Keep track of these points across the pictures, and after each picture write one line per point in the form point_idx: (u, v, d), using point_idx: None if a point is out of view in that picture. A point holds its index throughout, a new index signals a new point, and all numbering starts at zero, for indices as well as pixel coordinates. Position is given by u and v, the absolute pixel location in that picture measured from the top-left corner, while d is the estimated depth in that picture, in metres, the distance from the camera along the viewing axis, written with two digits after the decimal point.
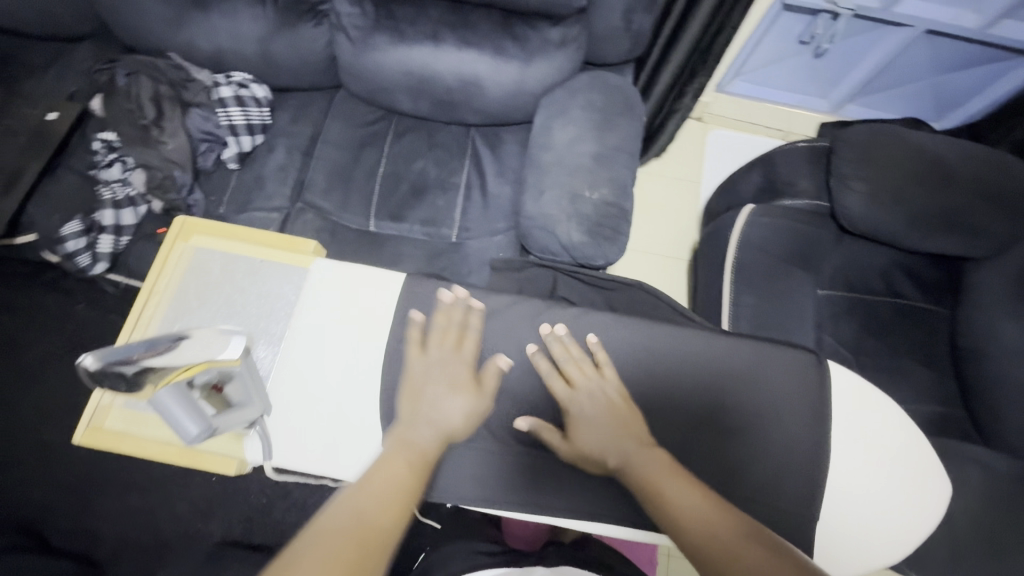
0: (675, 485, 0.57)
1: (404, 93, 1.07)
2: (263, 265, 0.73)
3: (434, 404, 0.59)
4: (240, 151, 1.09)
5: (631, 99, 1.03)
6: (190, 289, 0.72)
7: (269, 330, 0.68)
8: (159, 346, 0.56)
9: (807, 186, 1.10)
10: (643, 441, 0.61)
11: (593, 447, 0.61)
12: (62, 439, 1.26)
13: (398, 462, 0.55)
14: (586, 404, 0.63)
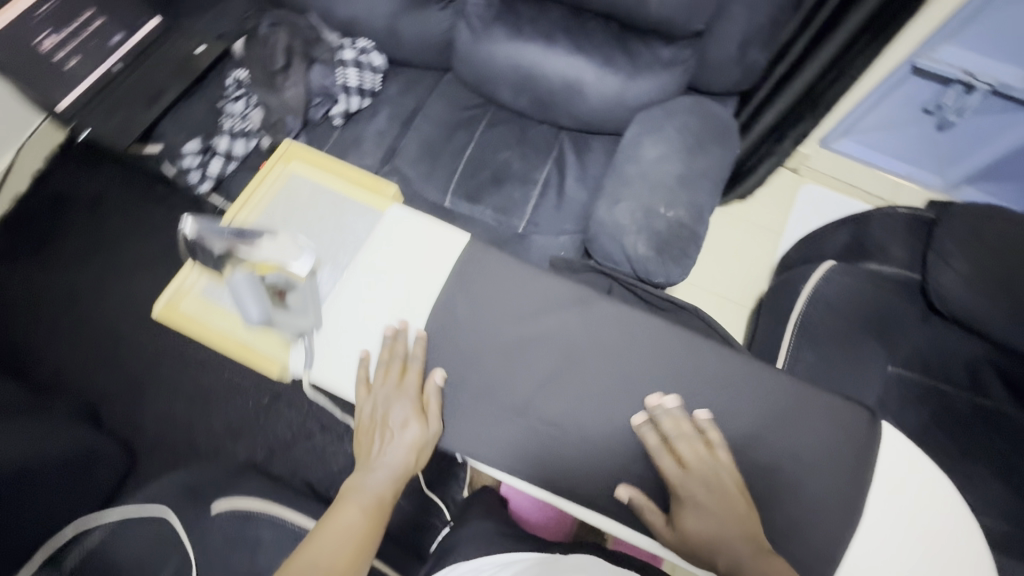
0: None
1: (507, 85, 1.12)
2: (346, 201, 0.76)
3: (382, 446, 0.63)
4: (348, 110, 1.16)
5: (727, 130, 1.02)
6: (279, 206, 0.76)
7: (337, 257, 0.70)
8: (245, 237, 0.56)
9: (898, 254, 1.03)
10: (751, 538, 0.56)
11: (707, 540, 0.57)
12: (137, 335, 1.40)
13: (356, 510, 0.61)
14: (700, 491, 0.59)
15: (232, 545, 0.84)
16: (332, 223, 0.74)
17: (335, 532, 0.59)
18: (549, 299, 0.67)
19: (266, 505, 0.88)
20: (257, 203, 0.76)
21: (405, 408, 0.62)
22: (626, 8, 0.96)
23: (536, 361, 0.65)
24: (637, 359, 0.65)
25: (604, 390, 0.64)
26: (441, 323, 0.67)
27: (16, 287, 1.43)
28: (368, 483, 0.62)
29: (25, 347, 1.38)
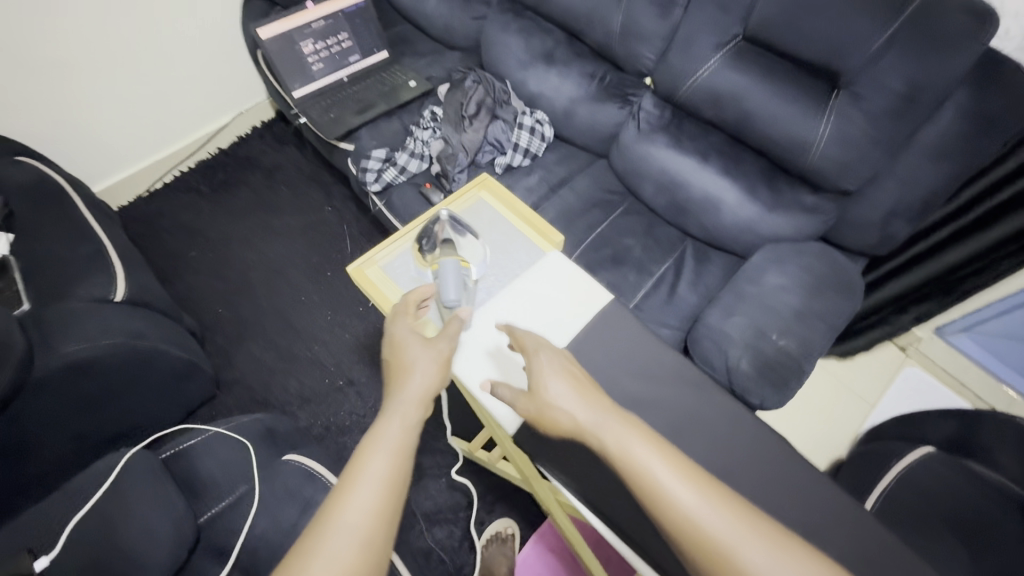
0: (638, 441, 0.60)
1: (653, 184, 1.24)
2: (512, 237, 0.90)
3: (400, 389, 0.66)
4: (509, 163, 1.33)
5: (853, 287, 1.05)
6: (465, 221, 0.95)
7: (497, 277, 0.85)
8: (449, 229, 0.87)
9: (1008, 466, 0.96)
10: (604, 406, 0.65)
11: (561, 408, 0.66)
12: (260, 287, 1.58)
13: (382, 454, 0.59)
14: (555, 378, 0.68)
15: (288, 495, 0.90)
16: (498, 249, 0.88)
17: (370, 472, 0.57)
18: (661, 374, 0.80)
19: (327, 472, 0.93)
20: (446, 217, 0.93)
21: (426, 355, 0.69)
22: (784, 152, 1.06)
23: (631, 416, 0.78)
24: (715, 447, 0.77)
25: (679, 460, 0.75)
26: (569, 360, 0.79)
27: (187, 216, 1.70)
28: (392, 424, 0.62)
29: (176, 265, 1.61)
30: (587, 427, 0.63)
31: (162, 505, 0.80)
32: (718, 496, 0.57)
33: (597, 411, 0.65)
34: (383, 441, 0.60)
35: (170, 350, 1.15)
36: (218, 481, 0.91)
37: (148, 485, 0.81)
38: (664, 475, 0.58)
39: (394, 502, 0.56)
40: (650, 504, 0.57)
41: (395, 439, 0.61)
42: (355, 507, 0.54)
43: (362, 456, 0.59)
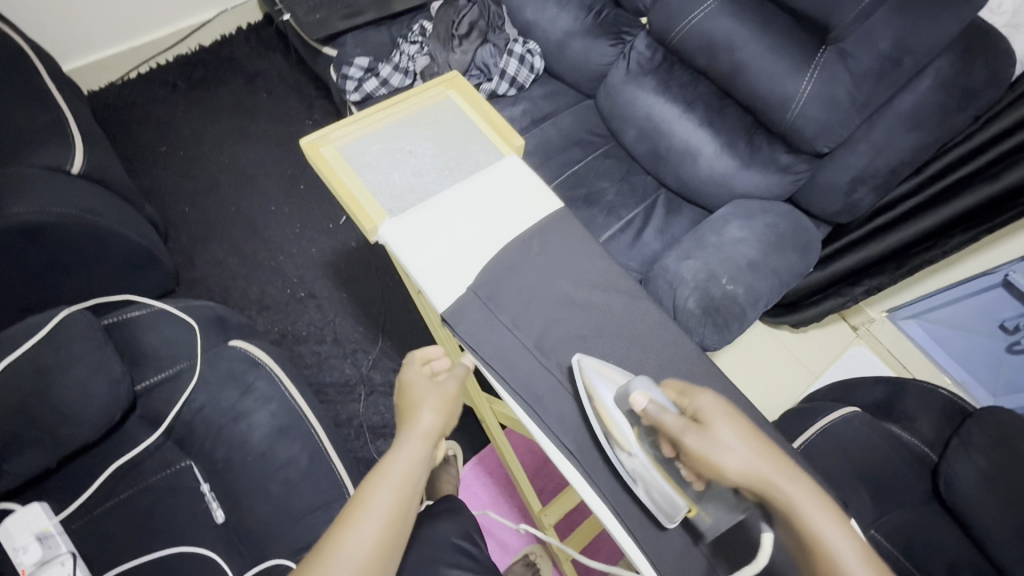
0: (824, 514, 0.50)
1: (635, 128, 1.23)
2: (478, 134, 0.75)
3: (411, 427, 0.64)
4: (494, 91, 1.31)
5: (811, 247, 1.07)
6: (427, 116, 0.76)
7: (455, 169, 0.71)
8: (420, 131, 0.74)
9: (925, 431, 1.02)
10: (788, 466, 0.53)
11: (731, 460, 0.52)
12: (230, 191, 1.55)
13: (389, 488, 0.60)
14: (729, 423, 0.53)
15: (229, 380, 0.92)
16: (461, 145, 0.74)
17: (374, 514, 0.58)
18: (610, 275, 0.69)
19: (270, 359, 0.95)
20: (410, 106, 0.75)
21: (438, 399, 0.67)
22: (765, 106, 1.05)
23: (576, 318, 0.66)
24: (664, 360, 0.66)
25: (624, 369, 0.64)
26: (510, 250, 0.67)
27: (161, 110, 1.64)
28: (400, 465, 0.61)
29: (145, 158, 1.57)
30: (769, 479, 0.51)
31: (97, 367, 0.81)
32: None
33: (769, 469, 0.52)
34: (387, 480, 0.60)
35: (124, 232, 1.11)
36: (158, 355, 0.92)
37: (86, 344, 0.82)
38: (850, 554, 0.48)
39: (392, 539, 0.58)
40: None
41: (398, 482, 0.60)
42: (360, 538, 0.56)
43: (367, 488, 0.60)
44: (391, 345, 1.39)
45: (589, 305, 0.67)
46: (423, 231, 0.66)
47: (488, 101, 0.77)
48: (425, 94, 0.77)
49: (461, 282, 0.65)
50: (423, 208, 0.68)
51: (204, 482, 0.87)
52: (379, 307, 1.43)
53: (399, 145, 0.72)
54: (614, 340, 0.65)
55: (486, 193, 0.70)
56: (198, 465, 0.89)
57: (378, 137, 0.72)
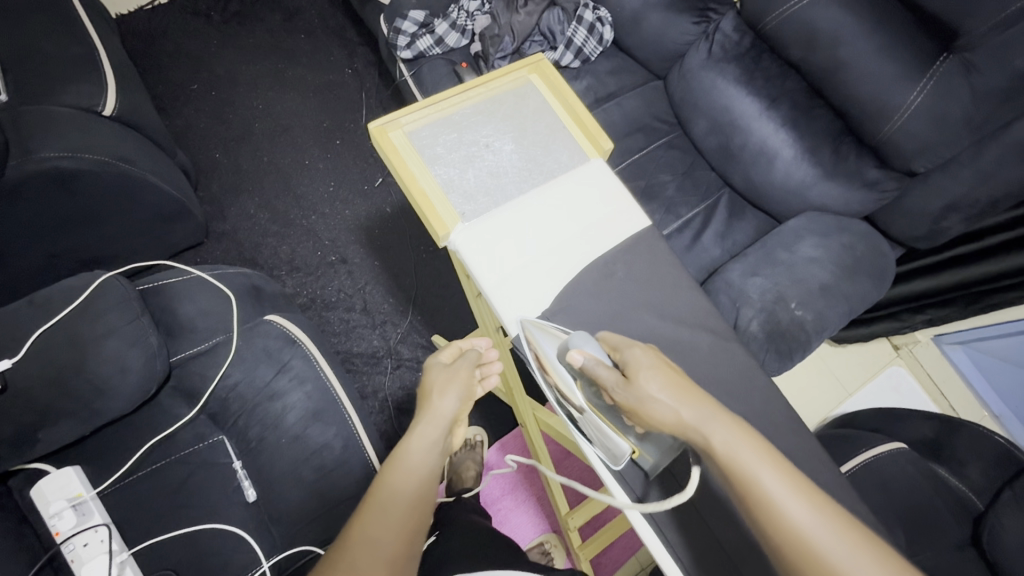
0: (749, 448, 0.50)
1: (707, 120, 1.13)
2: (561, 132, 0.67)
3: (430, 412, 0.63)
4: (556, 61, 1.20)
5: (885, 273, 1.00)
6: (507, 104, 0.68)
7: (535, 174, 0.64)
8: (498, 122, 0.66)
9: (973, 477, 0.99)
10: (712, 405, 0.52)
11: (658, 400, 0.52)
12: (262, 140, 1.47)
13: (410, 480, 0.58)
14: (654, 376, 0.52)
15: (265, 357, 0.89)
16: (542, 143, 0.66)
17: (394, 497, 0.57)
18: (695, 312, 0.64)
19: (307, 339, 0.92)
20: (487, 92, 0.67)
21: (460, 384, 0.65)
22: (862, 115, 0.95)
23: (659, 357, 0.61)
24: (747, 411, 0.63)
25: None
26: (595, 276, 0.62)
27: (192, 44, 1.53)
28: (418, 450, 0.60)
29: (175, 96, 1.48)
30: (694, 425, 0.51)
31: (134, 340, 0.78)
32: (827, 508, 0.48)
33: (693, 406, 0.52)
34: (407, 467, 0.59)
35: (156, 182, 1.05)
36: (193, 325, 0.88)
37: (123, 316, 0.78)
38: (777, 489, 0.48)
39: (417, 522, 0.56)
40: (752, 513, 0.48)
41: (420, 469, 0.59)
42: (383, 528, 0.54)
43: (385, 481, 0.58)
44: (421, 320, 1.35)
45: (674, 345, 0.62)
46: (498, 242, 0.60)
47: (575, 93, 0.68)
48: (506, 78, 0.69)
49: (534, 302, 0.60)
50: (498, 213, 0.61)
51: (236, 458, 0.86)
52: (411, 279, 1.38)
53: (476, 137, 0.65)
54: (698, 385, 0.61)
55: (567, 205, 0.63)
56: (230, 441, 0.87)
57: (452, 125, 0.65)
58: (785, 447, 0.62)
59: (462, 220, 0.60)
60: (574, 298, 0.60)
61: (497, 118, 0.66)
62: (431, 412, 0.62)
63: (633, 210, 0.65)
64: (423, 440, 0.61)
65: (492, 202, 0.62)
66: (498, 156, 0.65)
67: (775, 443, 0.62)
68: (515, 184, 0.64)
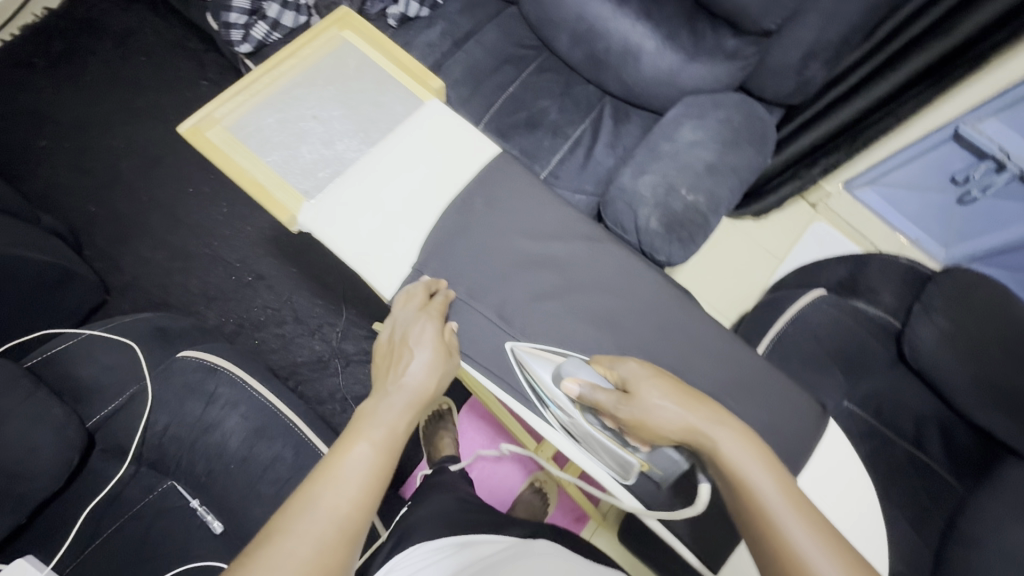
0: (758, 462, 0.51)
1: (567, 34, 1.10)
2: (391, 84, 0.65)
3: (395, 380, 0.57)
4: (403, 14, 1.16)
5: (766, 136, 1.02)
6: (325, 68, 0.65)
7: (374, 132, 0.63)
8: (322, 90, 0.64)
9: (887, 300, 1.06)
10: (718, 419, 0.53)
11: (660, 415, 0.53)
12: (136, 178, 1.38)
13: (367, 444, 0.53)
14: (656, 386, 0.54)
15: (188, 393, 0.87)
16: (373, 99, 0.64)
17: (349, 465, 0.52)
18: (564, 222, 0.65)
19: (227, 363, 0.90)
20: (303, 62, 0.64)
21: (435, 357, 0.58)
22: None
23: (534, 276, 0.63)
24: (634, 300, 0.64)
25: (594, 318, 0.63)
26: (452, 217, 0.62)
27: (25, 98, 1.41)
28: (379, 416, 0.55)
29: (26, 159, 1.37)
30: (702, 435, 0.53)
31: (37, 415, 0.75)
32: (827, 533, 0.48)
33: (699, 420, 0.53)
34: (368, 431, 0.54)
35: (21, 253, 0.98)
36: (103, 384, 0.86)
37: (13, 397, 0.74)
38: (777, 505, 0.49)
39: (376, 491, 0.52)
40: (757, 527, 0.49)
41: (383, 433, 0.54)
42: (329, 503, 0.49)
43: (343, 448, 0.53)
44: (356, 312, 1.34)
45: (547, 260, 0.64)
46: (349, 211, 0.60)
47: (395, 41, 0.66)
48: (317, 40, 0.66)
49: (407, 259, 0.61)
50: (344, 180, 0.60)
51: (192, 496, 0.86)
52: (334, 276, 1.35)
53: (302, 110, 0.62)
54: (580, 290, 0.63)
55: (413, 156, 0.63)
56: (181, 483, 0.86)
57: (274, 105, 0.62)
58: (678, 317, 0.66)
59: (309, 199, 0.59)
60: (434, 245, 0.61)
61: (320, 85, 0.64)
62: (393, 379, 0.57)
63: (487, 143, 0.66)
64: (385, 404, 0.56)
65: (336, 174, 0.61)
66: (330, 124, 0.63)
67: (670, 319, 0.65)
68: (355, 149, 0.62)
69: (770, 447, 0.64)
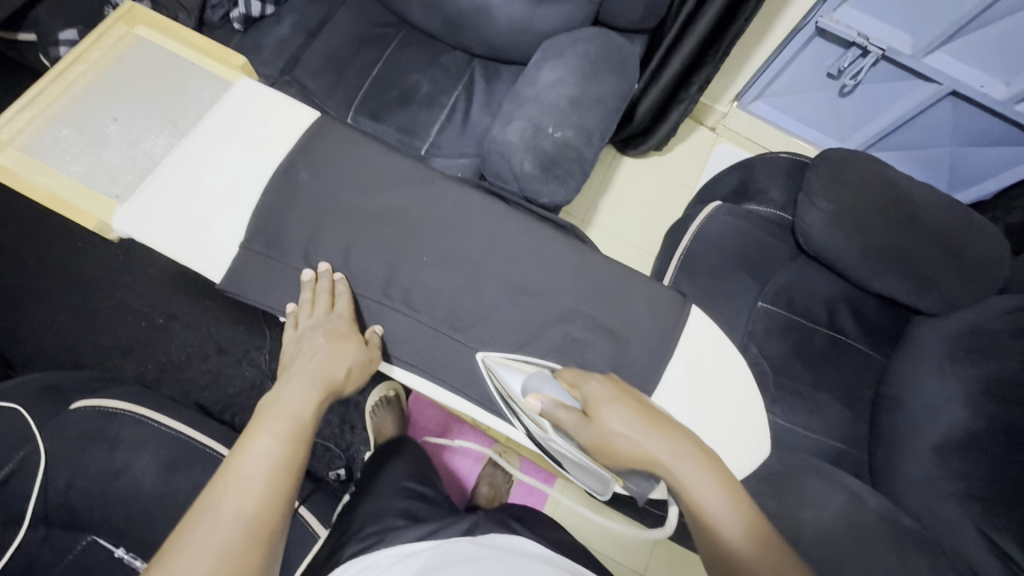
0: (708, 480, 0.54)
1: (417, 2, 1.08)
2: (193, 68, 0.77)
3: (294, 374, 0.61)
4: (248, 15, 1.11)
5: (628, 64, 1.03)
6: (119, 74, 0.76)
7: (179, 126, 0.73)
8: (118, 99, 0.74)
9: (777, 198, 1.09)
10: (680, 443, 0.56)
11: (621, 440, 0.56)
12: (13, 245, 1.29)
13: (270, 437, 0.54)
14: (615, 411, 0.57)
15: (90, 440, 0.84)
16: (176, 90, 0.75)
17: (250, 462, 0.52)
18: (392, 175, 0.74)
19: (128, 404, 0.87)
20: (99, 73, 0.75)
21: (334, 349, 0.63)
22: None
23: (371, 232, 0.71)
24: (479, 236, 0.72)
25: (438, 257, 0.72)
26: (283, 194, 0.71)
27: None
28: (282, 410, 0.57)
29: None
30: (660, 462, 0.55)
31: None
32: (772, 553, 0.52)
33: (657, 444, 0.56)
34: (269, 425, 0.55)
35: None
36: None
37: None
38: (726, 524, 0.52)
39: (285, 481, 0.52)
40: (698, 526, 0.54)
41: (284, 423, 0.56)
42: (232, 504, 0.49)
43: (243, 447, 0.54)
44: (279, 330, 1.29)
45: (382, 215, 0.72)
46: (167, 202, 0.68)
47: (181, 24, 0.78)
48: (109, 48, 0.76)
49: (217, 232, 0.69)
50: (148, 177, 0.70)
51: (116, 545, 0.80)
52: None
53: (100, 117, 0.73)
54: (419, 234, 0.72)
55: (212, 138, 0.72)
56: (103, 535, 0.81)
57: (74, 117, 0.72)
58: (525, 245, 0.73)
59: (114, 199, 0.69)
60: (273, 219, 0.69)
61: (116, 92, 0.74)
62: (294, 371, 0.61)
63: (287, 108, 0.75)
64: (286, 393, 0.58)
65: (138, 177, 0.71)
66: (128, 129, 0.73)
67: (515, 248, 0.73)
68: (156, 149, 0.72)
69: (632, 343, 0.70)
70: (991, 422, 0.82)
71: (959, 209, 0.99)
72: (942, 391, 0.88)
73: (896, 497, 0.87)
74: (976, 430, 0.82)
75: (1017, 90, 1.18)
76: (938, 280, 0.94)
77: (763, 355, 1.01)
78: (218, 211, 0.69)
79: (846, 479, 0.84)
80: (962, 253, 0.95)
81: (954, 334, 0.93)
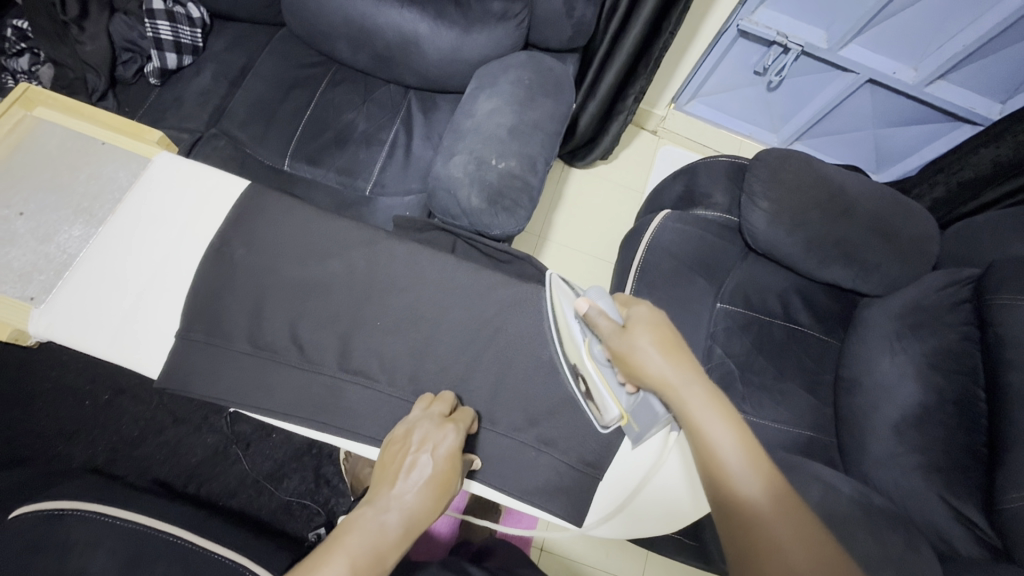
0: (720, 421, 0.55)
1: (343, 40, 1.05)
2: (104, 146, 0.74)
3: (393, 493, 0.55)
4: (164, 68, 1.05)
5: (563, 85, 1.03)
6: (20, 163, 0.72)
7: (95, 212, 0.70)
8: (23, 190, 0.70)
9: (720, 200, 1.12)
10: (699, 376, 0.57)
11: (647, 357, 0.59)
12: None
13: (349, 555, 0.49)
14: (649, 333, 0.59)
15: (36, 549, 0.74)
16: (87, 173, 0.72)
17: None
18: (335, 240, 0.71)
19: (74, 503, 0.78)
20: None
21: (444, 484, 0.57)
22: None
23: (318, 302, 0.69)
24: (431, 290, 0.72)
25: (391, 318, 0.70)
26: (221, 273, 0.68)
27: None
28: (369, 532, 0.52)
29: None
30: (676, 385, 0.57)
31: None
32: (779, 500, 0.52)
33: (680, 370, 0.57)
34: (350, 545, 0.50)
35: None
36: None
37: None
38: (733, 460, 0.53)
39: None
40: (716, 488, 0.54)
41: (365, 551, 0.50)
42: None
43: (320, 557, 0.49)
44: None
45: (327, 284, 0.70)
46: (89, 295, 0.64)
47: (88, 104, 0.77)
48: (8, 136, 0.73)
49: (152, 321, 0.65)
50: (68, 272, 0.65)
51: None
52: None
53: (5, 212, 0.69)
54: (369, 298, 0.70)
55: (134, 220, 0.69)
56: None
57: None
58: (481, 293, 0.72)
59: (28, 300, 0.64)
60: (212, 302, 0.66)
61: (21, 182, 0.70)
62: (394, 494, 0.55)
63: (215, 178, 0.73)
64: (377, 517, 0.53)
65: (54, 274, 0.66)
66: (38, 220, 0.69)
67: (472, 296, 0.72)
68: (73, 240, 0.68)
69: None
70: (941, 395, 0.86)
71: (888, 193, 1.04)
72: (894, 371, 0.92)
73: (868, 480, 0.90)
74: (928, 403, 0.86)
75: (926, 74, 1.26)
76: (877, 264, 0.99)
77: (726, 355, 1.03)
78: (152, 299, 0.66)
79: (818, 469, 0.86)
80: (897, 236, 1.00)
81: (898, 312, 0.98)
